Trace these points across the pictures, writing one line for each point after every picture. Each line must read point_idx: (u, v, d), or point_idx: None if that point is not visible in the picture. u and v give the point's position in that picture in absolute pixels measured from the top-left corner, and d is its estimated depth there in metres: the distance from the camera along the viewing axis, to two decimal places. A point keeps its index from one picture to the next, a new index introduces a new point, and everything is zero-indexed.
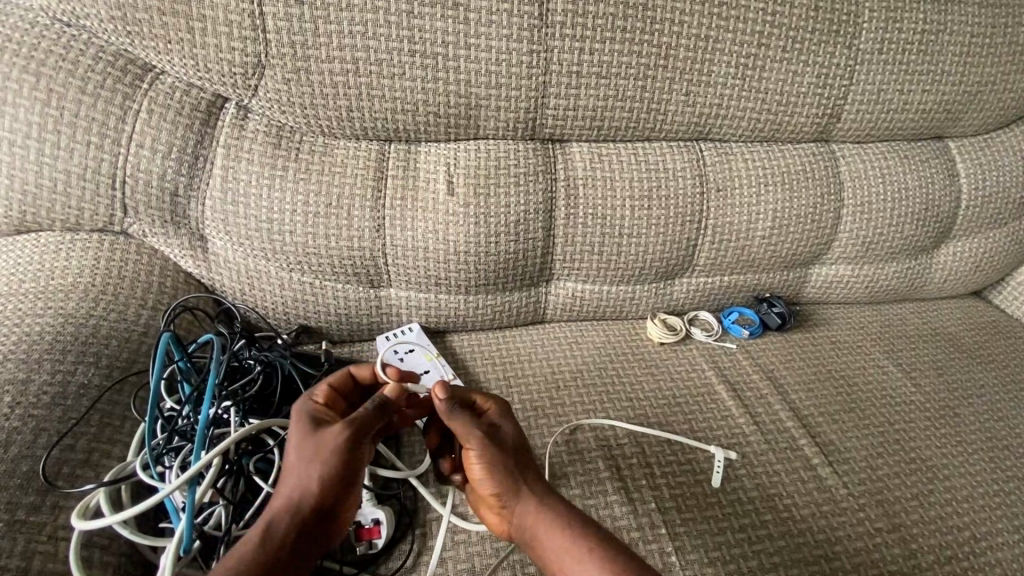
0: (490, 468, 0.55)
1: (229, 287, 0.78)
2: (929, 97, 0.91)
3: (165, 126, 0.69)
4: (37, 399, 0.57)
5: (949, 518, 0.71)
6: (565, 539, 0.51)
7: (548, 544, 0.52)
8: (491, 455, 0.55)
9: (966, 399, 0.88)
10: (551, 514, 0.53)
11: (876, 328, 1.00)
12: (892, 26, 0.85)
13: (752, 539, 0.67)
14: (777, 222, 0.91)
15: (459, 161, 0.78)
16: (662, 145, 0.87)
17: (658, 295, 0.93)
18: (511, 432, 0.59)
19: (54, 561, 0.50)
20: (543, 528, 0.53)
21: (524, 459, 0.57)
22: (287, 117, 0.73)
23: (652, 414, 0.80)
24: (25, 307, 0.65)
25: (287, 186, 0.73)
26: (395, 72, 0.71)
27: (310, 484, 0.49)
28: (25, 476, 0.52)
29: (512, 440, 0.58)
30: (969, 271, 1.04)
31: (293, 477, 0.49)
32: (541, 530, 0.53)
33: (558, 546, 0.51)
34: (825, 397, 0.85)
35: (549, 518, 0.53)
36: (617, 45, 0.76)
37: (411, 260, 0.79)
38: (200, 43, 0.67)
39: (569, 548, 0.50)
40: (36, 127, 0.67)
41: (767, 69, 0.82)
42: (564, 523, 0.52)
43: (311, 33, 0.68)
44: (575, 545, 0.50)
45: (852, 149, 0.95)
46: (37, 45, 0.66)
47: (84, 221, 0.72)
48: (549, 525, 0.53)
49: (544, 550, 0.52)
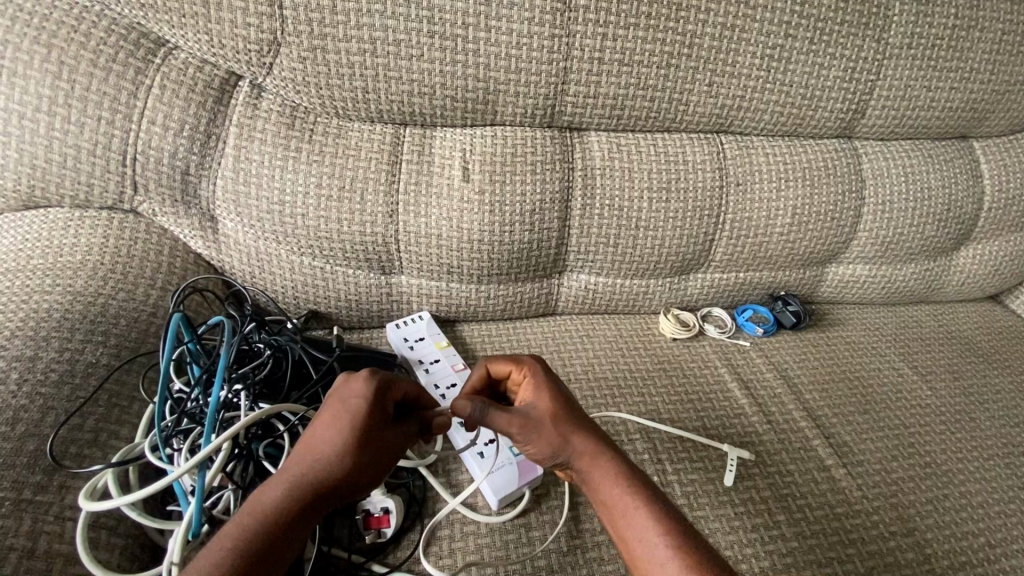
0: (535, 444, 0.53)
1: (240, 270, 0.77)
2: (957, 95, 0.89)
3: (178, 103, 0.68)
4: (44, 377, 0.56)
5: (963, 524, 0.70)
6: (621, 489, 0.49)
7: (606, 489, 0.50)
8: (530, 433, 0.53)
9: (982, 404, 0.86)
10: (605, 465, 0.51)
11: (891, 329, 0.98)
12: (922, 21, 0.82)
13: (765, 539, 0.66)
14: (796, 218, 0.89)
15: (476, 147, 0.77)
16: (683, 137, 0.85)
17: (673, 290, 0.92)
18: (547, 390, 0.56)
19: (60, 542, 0.49)
20: (599, 473, 0.51)
21: (578, 417, 0.55)
22: (302, 97, 0.71)
23: (664, 410, 0.79)
24: (34, 283, 0.64)
25: (301, 167, 0.72)
26: (413, 53, 0.69)
27: (340, 453, 0.47)
28: (32, 455, 0.51)
29: (547, 400, 0.55)
30: (988, 274, 1.03)
31: (323, 450, 0.47)
32: (596, 478, 0.51)
33: (612, 494, 0.50)
34: (839, 398, 0.84)
35: (606, 470, 0.51)
36: (641, 31, 0.74)
37: (425, 247, 0.77)
38: (216, 18, 0.65)
39: (621, 499, 0.49)
40: (46, 100, 0.65)
41: (793, 61, 0.80)
42: (617, 475, 0.50)
43: (329, 11, 0.66)
44: (625, 497, 0.49)
45: (874, 146, 0.93)
46: (49, 16, 0.64)
47: (94, 198, 0.71)
48: (603, 473, 0.51)
49: (606, 498, 0.50)
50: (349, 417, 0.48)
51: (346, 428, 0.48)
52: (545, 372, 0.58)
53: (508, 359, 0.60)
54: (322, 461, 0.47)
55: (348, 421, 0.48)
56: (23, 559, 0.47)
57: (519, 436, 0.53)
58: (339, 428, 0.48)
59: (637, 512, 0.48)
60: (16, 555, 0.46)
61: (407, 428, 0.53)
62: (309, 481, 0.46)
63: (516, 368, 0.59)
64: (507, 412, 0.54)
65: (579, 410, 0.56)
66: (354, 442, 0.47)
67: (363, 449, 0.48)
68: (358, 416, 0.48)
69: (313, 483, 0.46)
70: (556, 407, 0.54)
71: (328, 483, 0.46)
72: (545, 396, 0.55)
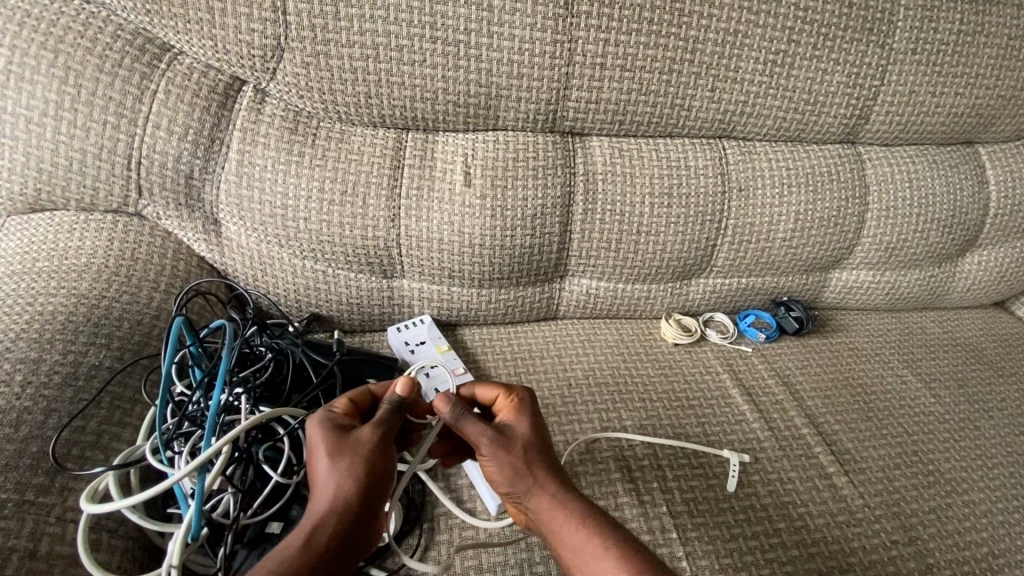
0: (504, 462, 0.53)
1: (243, 273, 0.78)
2: (964, 101, 0.88)
3: (182, 108, 0.69)
4: (48, 379, 0.57)
5: (966, 533, 0.70)
6: (585, 533, 0.49)
7: (567, 529, 0.50)
8: (501, 450, 0.53)
9: (987, 412, 0.86)
10: (569, 505, 0.52)
11: (895, 336, 0.98)
12: (927, 26, 0.82)
13: (765, 546, 0.66)
14: (799, 224, 0.89)
15: (477, 152, 0.77)
16: (685, 141, 0.85)
17: (675, 295, 0.92)
18: (527, 419, 0.57)
19: (61, 544, 0.49)
20: (559, 514, 0.51)
21: (541, 447, 0.55)
22: (305, 101, 0.72)
23: (665, 416, 0.78)
24: (39, 285, 0.65)
25: (303, 172, 0.72)
26: (415, 58, 0.69)
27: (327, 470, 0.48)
28: (35, 457, 0.52)
29: (524, 432, 0.56)
30: (995, 280, 1.02)
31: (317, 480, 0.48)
32: (555, 518, 0.51)
33: (571, 535, 0.50)
34: (842, 405, 0.83)
35: (567, 510, 0.51)
36: (643, 36, 0.74)
37: (425, 251, 0.77)
38: (220, 24, 0.66)
39: (582, 540, 0.49)
40: (52, 105, 0.66)
41: (796, 66, 0.80)
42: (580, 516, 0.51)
43: (332, 17, 0.66)
44: (587, 538, 0.49)
45: (879, 152, 0.92)
46: (56, 21, 0.65)
47: (98, 202, 0.72)
48: (567, 514, 0.51)
49: (566, 539, 0.50)
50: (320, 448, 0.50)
51: (320, 453, 0.50)
52: (530, 403, 0.59)
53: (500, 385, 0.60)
54: (321, 486, 0.48)
55: (321, 446, 0.50)
56: (24, 560, 0.47)
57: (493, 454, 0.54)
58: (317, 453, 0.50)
59: (600, 553, 0.48)
60: (17, 557, 0.47)
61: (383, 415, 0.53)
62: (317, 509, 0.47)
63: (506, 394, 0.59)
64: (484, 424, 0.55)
65: (548, 447, 0.56)
66: (337, 460, 0.49)
67: (345, 459, 0.49)
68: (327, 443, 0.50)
69: (323, 508, 0.47)
70: (531, 439, 0.55)
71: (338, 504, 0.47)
72: (523, 428, 0.56)
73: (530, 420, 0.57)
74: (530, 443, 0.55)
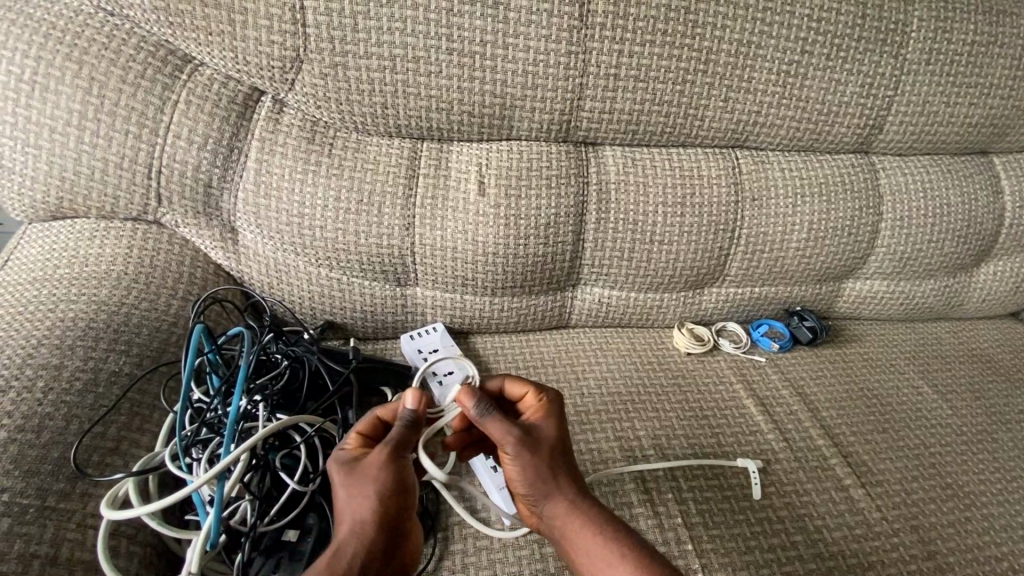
0: (526, 462, 0.53)
1: (258, 281, 0.78)
2: (977, 111, 0.88)
3: (202, 118, 0.70)
4: (69, 385, 0.58)
5: (986, 548, 0.69)
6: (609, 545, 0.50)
7: (592, 538, 0.51)
8: (525, 450, 0.53)
9: (1005, 424, 0.84)
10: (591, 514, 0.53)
11: (908, 346, 0.97)
12: (940, 37, 0.82)
13: (782, 560, 0.65)
14: (812, 234, 0.88)
15: (491, 161, 0.77)
16: (698, 151, 0.85)
17: (687, 304, 0.92)
18: (553, 420, 0.57)
19: (81, 549, 0.50)
20: (582, 528, 0.52)
21: (563, 452, 0.55)
22: (322, 111, 0.72)
23: (679, 426, 0.78)
24: (60, 292, 0.66)
25: (320, 181, 0.73)
26: (431, 69, 0.70)
27: (356, 502, 0.47)
28: (56, 463, 0.52)
29: (551, 432, 0.55)
30: (1010, 290, 1.01)
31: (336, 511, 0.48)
32: (576, 528, 0.52)
33: (598, 547, 0.50)
34: (857, 416, 0.83)
35: (584, 518, 0.52)
36: (656, 47, 0.75)
37: (439, 258, 0.78)
38: (240, 35, 0.67)
39: (607, 552, 0.50)
40: (76, 115, 0.67)
41: (810, 76, 0.80)
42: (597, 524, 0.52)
43: (350, 28, 0.67)
44: (609, 549, 0.50)
45: (892, 161, 0.92)
46: (80, 33, 0.66)
47: (119, 210, 0.73)
48: (589, 526, 0.52)
49: (592, 550, 0.51)
50: (347, 477, 0.49)
51: (340, 487, 0.49)
52: (559, 402, 0.58)
53: (528, 382, 0.59)
54: (343, 519, 0.47)
55: (345, 476, 0.49)
56: (45, 566, 0.47)
57: (514, 448, 0.53)
58: (343, 484, 0.49)
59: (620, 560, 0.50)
60: (38, 562, 0.47)
61: (398, 434, 0.51)
62: (341, 537, 0.46)
63: (536, 394, 0.58)
64: (507, 424, 0.54)
65: (570, 449, 0.57)
66: (354, 489, 0.48)
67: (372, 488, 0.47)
68: (366, 472, 0.49)
69: (345, 537, 0.46)
70: (557, 441, 0.55)
71: (367, 534, 0.46)
72: (551, 429, 0.56)
73: (556, 424, 0.56)
74: (556, 446, 0.55)
